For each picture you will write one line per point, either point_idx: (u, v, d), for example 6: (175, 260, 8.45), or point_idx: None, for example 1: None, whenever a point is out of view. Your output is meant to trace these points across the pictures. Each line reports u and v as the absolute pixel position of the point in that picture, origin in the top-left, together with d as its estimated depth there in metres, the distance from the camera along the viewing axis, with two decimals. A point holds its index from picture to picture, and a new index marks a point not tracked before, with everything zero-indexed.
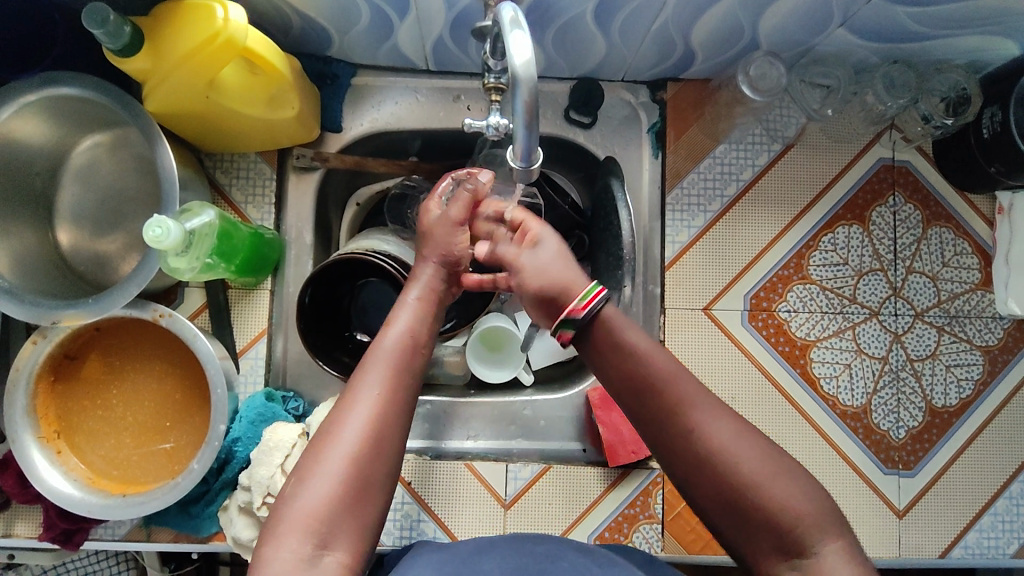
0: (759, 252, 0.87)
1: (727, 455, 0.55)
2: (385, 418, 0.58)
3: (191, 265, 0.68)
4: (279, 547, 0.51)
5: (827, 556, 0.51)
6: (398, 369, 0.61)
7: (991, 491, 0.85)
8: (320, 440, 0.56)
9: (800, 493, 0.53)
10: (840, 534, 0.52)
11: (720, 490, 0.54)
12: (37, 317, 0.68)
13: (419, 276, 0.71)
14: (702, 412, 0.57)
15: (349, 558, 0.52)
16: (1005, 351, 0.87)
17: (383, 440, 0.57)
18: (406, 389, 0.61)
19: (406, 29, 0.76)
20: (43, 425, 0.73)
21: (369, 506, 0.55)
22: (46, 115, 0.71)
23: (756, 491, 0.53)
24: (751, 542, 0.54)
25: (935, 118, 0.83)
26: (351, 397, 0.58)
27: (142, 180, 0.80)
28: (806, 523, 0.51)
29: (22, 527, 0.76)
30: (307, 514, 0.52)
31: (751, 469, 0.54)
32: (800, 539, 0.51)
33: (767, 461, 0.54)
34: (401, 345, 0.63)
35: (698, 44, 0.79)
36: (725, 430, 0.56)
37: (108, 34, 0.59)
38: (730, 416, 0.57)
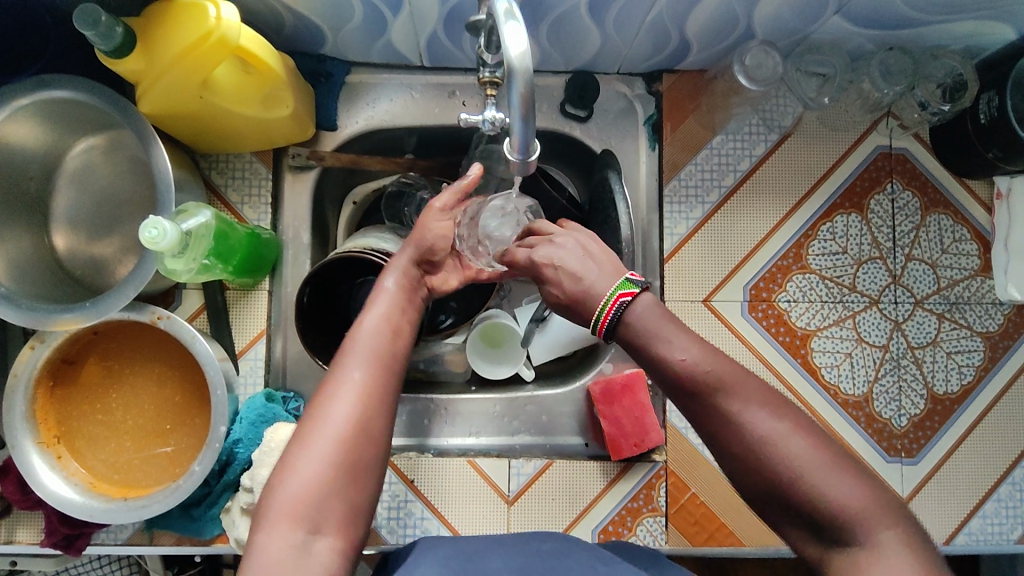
0: (758, 242, 0.87)
1: (773, 447, 0.50)
2: (370, 404, 0.57)
3: (188, 266, 0.68)
4: (272, 535, 0.50)
5: (883, 544, 0.47)
6: (379, 355, 0.61)
7: (994, 476, 0.85)
8: (306, 428, 0.56)
9: (850, 481, 0.48)
10: (893, 522, 0.47)
11: (762, 484, 0.50)
12: (35, 321, 0.68)
13: (393, 266, 0.70)
14: (742, 403, 0.52)
15: (340, 543, 0.52)
16: (1006, 337, 0.87)
17: (369, 425, 0.56)
18: (392, 373, 0.61)
19: (400, 25, 0.75)
20: (42, 430, 0.73)
21: (360, 489, 0.55)
22: (38, 119, 0.70)
23: (801, 483, 0.49)
24: (790, 531, 0.51)
25: (931, 105, 0.83)
26: (335, 384, 0.58)
27: (137, 183, 0.79)
28: (859, 514, 0.47)
29: (24, 533, 0.76)
30: (295, 500, 0.51)
31: (803, 461, 0.49)
32: (847, 531, 0.47)
33: (812, 448, 0.49)
34: (383, 332, 0.63)
35: (693, 35, 0.79)
36: (769, 422, 0.50)
37: (100, 34, 0.59)
38: (775, 406, 0.51)
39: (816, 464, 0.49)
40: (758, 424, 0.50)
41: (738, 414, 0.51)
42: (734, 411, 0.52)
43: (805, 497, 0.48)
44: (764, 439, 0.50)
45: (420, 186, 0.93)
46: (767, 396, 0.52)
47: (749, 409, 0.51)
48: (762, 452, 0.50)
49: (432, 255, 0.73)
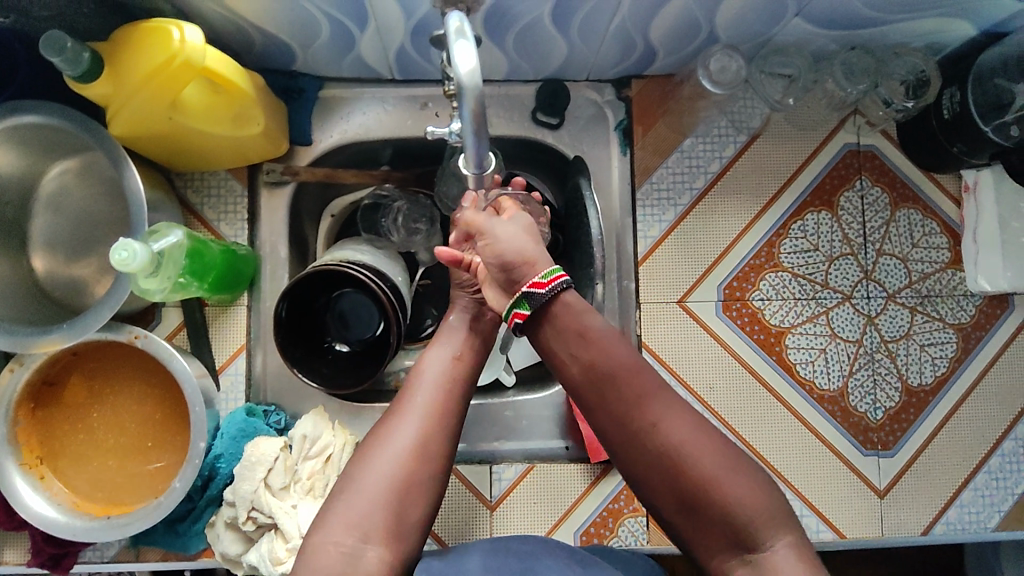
0: (730, 242, 0.88)
1: (685, 452, 0.56)
2: (432, 425, 0.60)
3: (162, 285, 0.69)
4: (328, 538, 0.54)
5: (777, 550, 0.54)
6: (447, 381, 0.64)
7: (970, 466, 0.86)
8: (369, 446, 0.59)
9: (749, 488, 0.55)
10: (789, 529, 0.55)
11: (667, 480, 0.56)
12: (13, 344, 0.68)
13: (455, 302, 0.72)
14: (659, 408, 0.57)
15: (389, 556, 0.55)
16: (978, 327, 0.89)
17: (431, 445, 0.59)
18: (457, 396, 0.63)
19: (368, 40, 0.76)
20: (25, 452, 0.74)
21: (415, 504, 0.57)
22: (12, 145, 0.71)
23: (708, 486, 0.55)
24: (693, 531, 0.57)
25: (895, 102, 0.85)
26: (399, 407, 0.61)
27: (113, 203, 0.80)
28: (758, 518, 0.54)
29: (11, 554, 0.77)
30: (354, 512, 0.55)
31: (711, 469, 0.55)
32: (749, 535, 0.54)
33: (717, 455, 0.56)
34: (451, 359, 0.66)
35: (658, 41, 0.80)
36: (683, 429, 0.57)
37: (66, 61, 0.60)
38: (685, 412, 0.58)
39: (722, 471, 0.56)
40: (670, 432, 0.57)
41: (657, 419, 0.57)
42: (655, 415, 0.57)
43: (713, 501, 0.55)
44: (677, 445, 0.56)
45: (395, 199, 0.95)
46: (680, 403, 0.58)
47: (666, 415, 0.57)
48: (677, 457, 0.56)
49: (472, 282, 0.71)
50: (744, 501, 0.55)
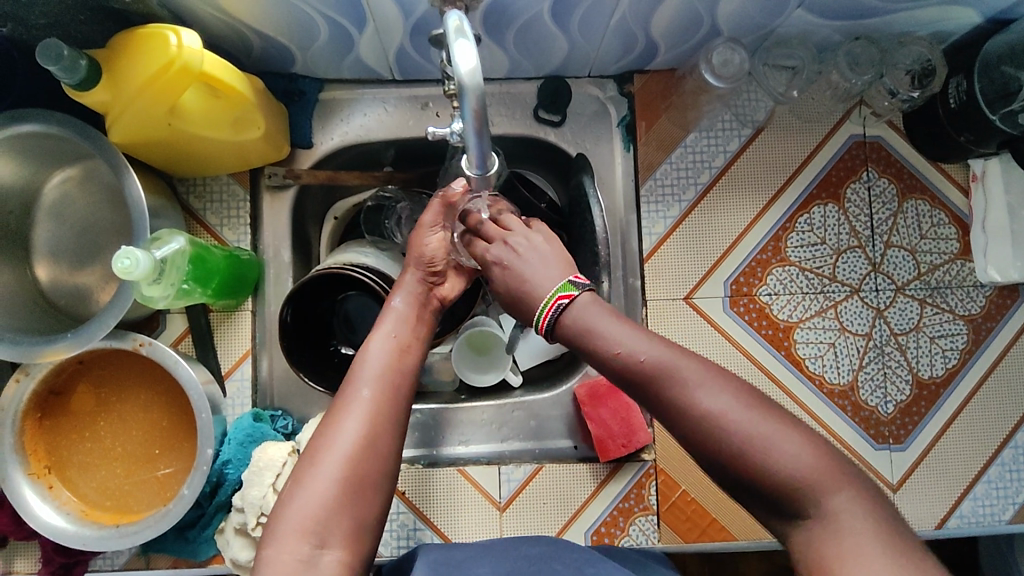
0: (736, 237, 0.87)
1: (718, 423, 0.50)
2: (377, 421, 0.59)
3: (165, 292, 0.68)
4: (280, 548, 0.51)
5: (837, 510, 0.47)
6: (389, 374, 0.63)
7: (983, 458, 0.85)
8: (315, 446, 0.57)
9: (799, 449, 0.48)
10: (844, 486, 0.48)
11: (712, 456, 0.50)
12: (18, 354, 0.68)
13: (402, 284, 0.72)
14: (683, 382, 0.52)
15: (349, 557, 0.53)
16: (989, 318, 0.88)
17: (378, 443, 0.58)
18: (402, 389, 0.62)
19: (367, 41, 0.76)
20: (33, 461, 0.74)
21: (366, 505, 0.55)
22: (13, 154, 0.71)
23: (748, 457, 0.49)
24: (757, 505, 0.51)
25: (901, 92, 0.83)
26: (342, 404, 0.59)
27: (116, 211, 0.80)
28: (808, 483, 0.48)
29: (22, 563, 0.77)
30: (305, 515, 0.52)
31: (755, 433, 0.49)
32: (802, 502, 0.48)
33: (757, 418, 0.49)
34: (390, 352, 0.65)
35: (660, 35, 0.79)
36: (713, 398, 0.51)
37: (64, 69, 0.59)
38: (715, 377, 0.52)
39: (762, 437, 0.49)
40: (703, 399, 0.51)
41: (682, 395, 0.52)
42: (680, 391, 0.52)
43: (757, 469, 0.49)
44: (708, 417, 0.50)
45: (398, 200, 0.94)
46: (709, 371, 0.52)
47: (696, 386, 0.51)
48: (713, 427, 0.50)
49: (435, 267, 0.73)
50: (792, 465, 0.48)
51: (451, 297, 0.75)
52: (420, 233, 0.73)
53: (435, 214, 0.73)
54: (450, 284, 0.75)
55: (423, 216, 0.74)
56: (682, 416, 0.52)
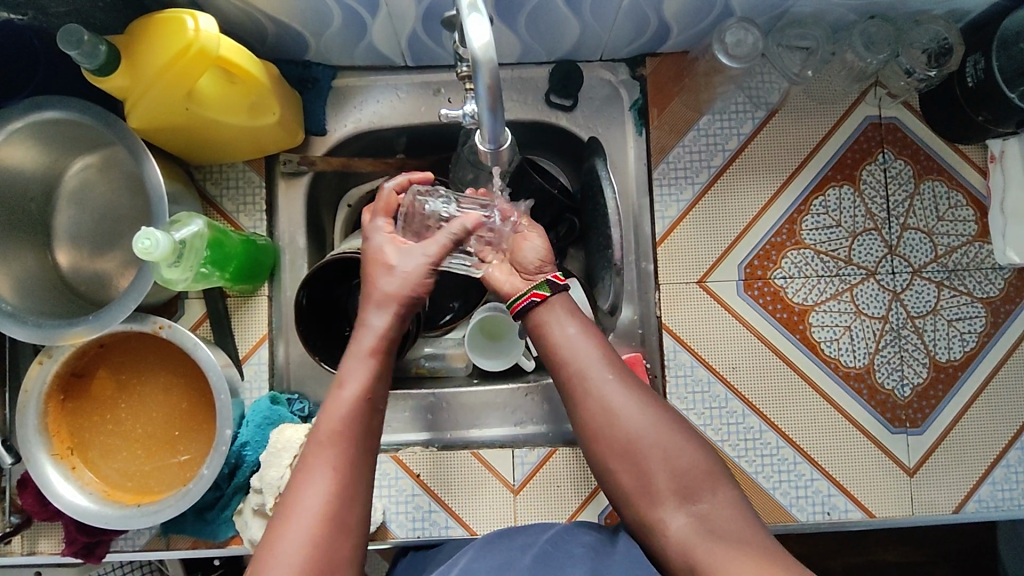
0: (750, 220, 0.87)
1: (628, 414, 0.61)
2: (336, 498, 0.55)
3: (184, 276, 0.69)
4: None
5: (721, 498, 0.59)
6: (345, 436, 0.57)
7: (1002, 442, 0.85)
8: (270, 532, 0.53)
9: (694, 447, 0.60)
10: (729, 483, 0.60)
11: (611, 440, 0.61)
12: (42, 337, 0.69)
13: (364, 321, 0.63)
14: (600, 372, 0.62)
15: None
16: (1008, 301, 0.87)
17: (342, 519, 0.54)
18: (358, 453, 0.57)
19: (380, 26, 0.76)
20: (56, 443, 0.75)
21: None
22: (34, 141, 0.72)
23: (654, 445, 0.60)
24: (644, 501, 0.60)
25: (917, 72, 0.81)
26: (297, 484, 0.55)
27: (134, 197, 0.81)
28: (699, 473, 0.59)
29: (46, 543, 0.78)
30: None
31: (644, 424, 0.61)
32: (695, 490, 0.59)
33: (661, 419, 0.61)
34: (342, 408, 0.58)
35: (672, 16, 0.79)
36: (628, 394, 0.62)
37: (84, 53, 0.60)
38: (626, 374, 0.63)
39: (665, 430, 0.60)
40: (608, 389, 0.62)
41: (603, 385, 0.62)
42: (600, 382, 0.62)
43: (649, 452, 0.60)
44: (616, 409, 0.61)
45: None
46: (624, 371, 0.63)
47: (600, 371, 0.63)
48: (612, 413, 0.61)
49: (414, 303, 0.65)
50: (691, 459, 0.60)
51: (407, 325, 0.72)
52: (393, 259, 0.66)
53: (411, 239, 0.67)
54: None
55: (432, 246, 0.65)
56: (603, 406, 0.61)
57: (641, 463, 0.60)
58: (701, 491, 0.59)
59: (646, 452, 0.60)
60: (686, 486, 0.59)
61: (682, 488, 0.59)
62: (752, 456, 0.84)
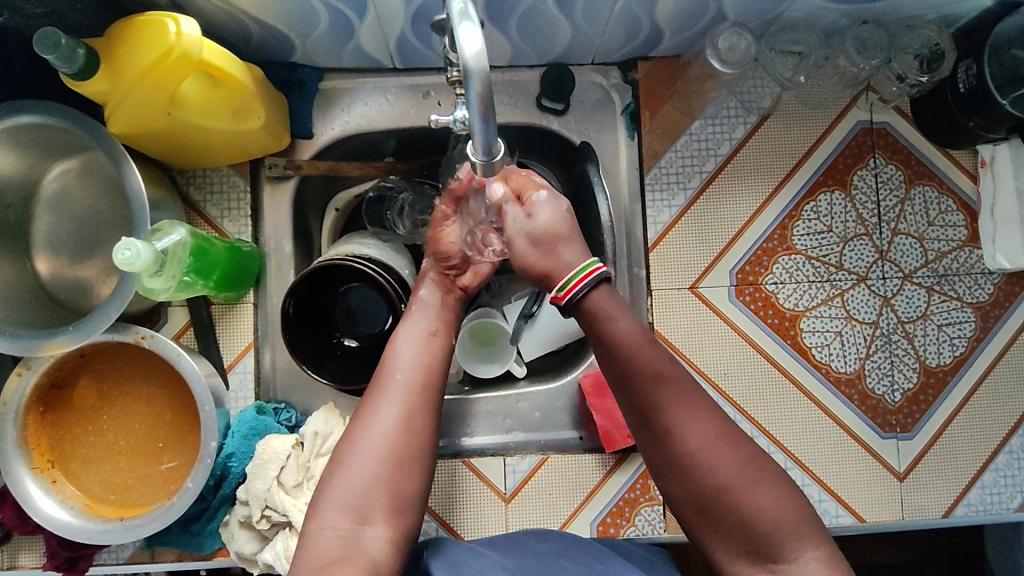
0: (741, 226, 0.86)
1: (708, 458, 0.57)
2: (412, 405, 0.63)
3: (166, 284, 0.68)
4: (325, 521, 0.57)
5: (806, 563, 0.54)
6: (423, 361, 0.66)
7: (990, 446, 0.85)
8: (355, 429, 0.62)
9: (776, 495, 0.56)
10: (819, 542, 0.55)
11: (692, 487, 0.58)
12: (20, 348, 0.68)
13: (425, 276, 0.75)
14: (677, 411, 0.59)
15: (391, 531, 0.58)
16: (997, 306, 0.87)
17: (415, 422, 0.62)
18: (434, 377, 0.66)
19: (368, 28, 0.75)
20: (35, 456, 0.73)
21: (406, 477, 0.60)
22: (10, 146, 0.70)
23: (732, 496, 0.56)
24: (720, 546, 0.57)
25: (909, 77, 0.81)
26: (378, 392, 0.64)
27: (115, 203, 0.79)
28: (783, 530, 0.55)
29: (26, 558, 0.77)
30: (349, 494, 0.58)
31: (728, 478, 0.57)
32: (776, 547, 0.55)
33: (743, 464, 0.57)
34: (422, 339, 0.68)
35: (664, 20, 0.78)
36: (705, 434, 0.58)
37: (61, 58, 0.58)
38: (708, 414, 0.59)
39: (745, 480, 0.56)
40: (691, 434, 0.58)
41: (676, 423, 0.59)
42: (675, 418, 0.59)
43: (733, 507, 0.56)
44: (693, 453, 0.58)
45: (400, 190, 0.93)
46: (703, 406, 0.60)
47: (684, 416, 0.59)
48: (692, 460, 0.58)
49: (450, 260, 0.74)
50: (769, 511, 0.55)
51: (472, 286, 0.76)
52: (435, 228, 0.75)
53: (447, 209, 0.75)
54: (472, 274, 0.76)
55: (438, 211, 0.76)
56: (670, 443, 0.59)
57: (715, 511, 0.57)
58: (777, 548, 0.55)
59: (722, 501, 0.56)
60: (762, 547, 0.55)
61: (764, 549, 0.55)
62: None
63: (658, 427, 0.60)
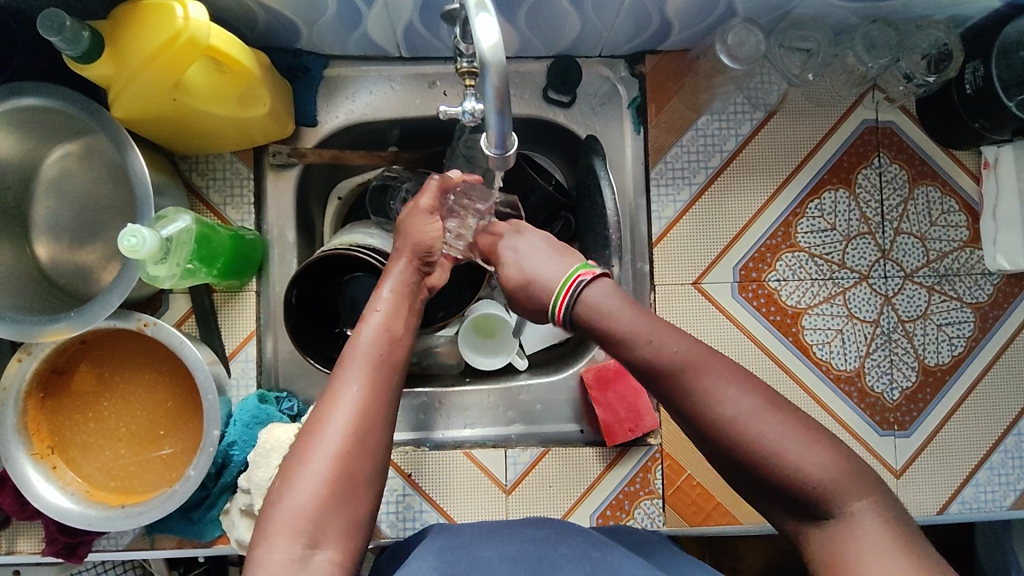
0: (747, 221, 0.86)
1: (747, 424, 0.53)
2: (365, 419, 0.58)
3: (171, 272, 0.67)
4: (272, 549, 0.52)
5: (855, 515, 0.51)
6: (379, 364, 0.62)
7: (986, 445, 0.86)
8: (307, 440, 0.57)
9: (821, 452, 0.52)
10: (865, 491, 0.52)
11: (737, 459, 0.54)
12: (20, 333, 0.67)
13: (392, 272, 0.71)
14: (708, 381, 0.55)
15: (340, 556, 0.54)
16: (996, 306, 0.88)
17: (367, 439, 0.57)
18: (390, 384, 0.62)
19: (375, 16, 0.74)
20: (35, 442, 0.73)
21: (358, 500, 0.56)
22: (10, 128, 0.69)
23: (775, 459, 0.52)
24: (770, 509, 0.55)
25: (916, 77, 0.82)
26: (333, 394, 0.59)
27: (117, 187, 0.78)
28: (831, 487, 0.51)
29: (25, 543, 0.76)
30: (295, 517, 0.53)
31: (773, 439, 0.52)
32: (822, 504, 0.52)
33: (783, 425, 0.53)
34: (380, 339, 0.64)
35: (675, 15, 0.77)
36: (741, 402, 0.54)
37: (66, 40, 0.58)
38: (742, 381, 0.55)
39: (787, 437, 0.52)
40: (729, 402, 0.54)
41: (711, 393, 0.55)
42: (704, 387, 0.55)
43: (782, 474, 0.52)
44: (741, 419, 0.53)
45: (405, 180, 0.92)
46: (734, 371, 0.56)
47: (719, 385, 0.55)
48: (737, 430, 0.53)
49: (430, 256, 0.73)
50: (814, 467, 0.52)
51: (437, 287, 0.76)
52: (416, 218, 0.73)
53: (431, 200, 0.74)
54: (437, 273, 0.76)
55: (418, 201, 0.74)
56: (707, 412, 0.55)
57: (761, 478, 0.53)
58: (821, 503, 0.52)
59: (769, 466, 0.52)
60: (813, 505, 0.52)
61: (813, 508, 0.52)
62: None
63: (693, 399, 0.55)
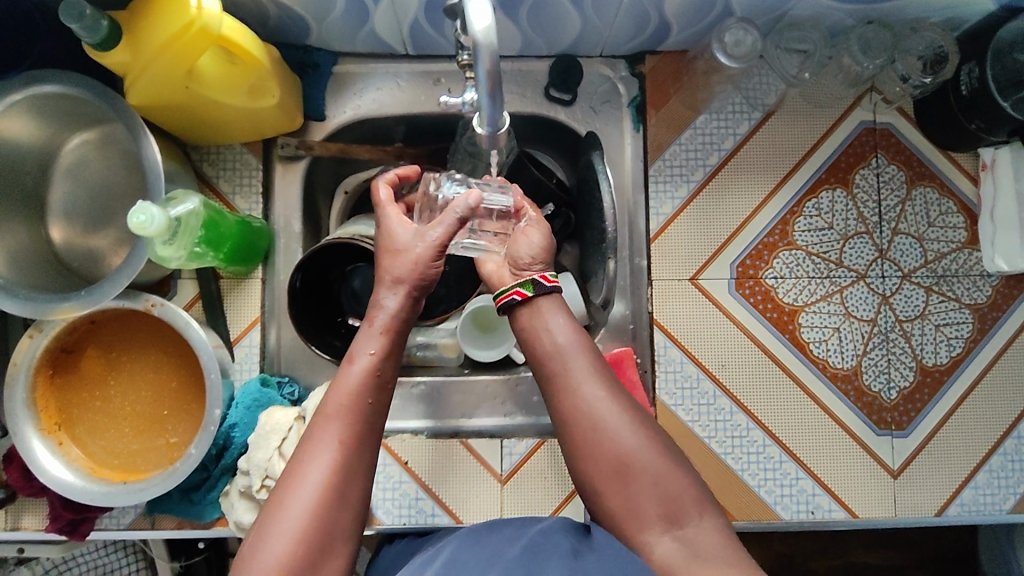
0: (745, 219, 0.88)
1: (608, 426, 0.61)
2: (339, 476, 0.57)
3: (178, 253, 0.70)
4: None
5: (705, 528, 0.58)
6: (360, 414, 0.60)
7: (987, 447, 0.86)
8: (279, 496, 0.56)
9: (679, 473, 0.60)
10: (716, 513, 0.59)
11: (597, 458, 0.61)
12: (32, 311, 0.69)
13: (378, 305, 0.68)
14: (587, 384, 0.63)
15: None
16: (994, 308, 0.88)
17: (341, 494, 0.57)
18: (369, 437, 0.60)
19: (382, 14, 0.77)
20: (43, 418, 0.75)
21: (331, 558, 0.56)
22: (32, 114, 0.72)
23: (634, 466, 0.59)
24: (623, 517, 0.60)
25: (913, 78, 0.83)
26: (306, 452, 0.58)
27: (130, 174, 0.81)
28: (686, 495, 0.58)
29: (29, 520, 0.78)
30: None
31: (630, 445, 0.60)
32: (679, 510, 0.58)
33: (646, 440, 0.61)
34: (362, 389, 0.61)
35: (673, 15, 0.79)
36: (610, 406, 0.62)
37: (85, 28, 0.61)
38: (618, 394, 0.63)
39: (646, 450, 0.60)
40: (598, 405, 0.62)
41: (590, 397, 0.62)
42: (581, 392, 0.63)
43: (639, 476, 0.59)
44: (605, 421, 0.61)
45: None
46: (612, 385, 0.64)
47: (594, 393, 0.63)
48: (598, 429, 0.61)
49: None
50: (664, 475, 0.59)
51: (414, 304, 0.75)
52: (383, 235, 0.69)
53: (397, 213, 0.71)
54: None
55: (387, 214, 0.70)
56: (582, 410, 0.62)
57: (615, 480, 0.60)
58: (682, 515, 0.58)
59: (625, 467, 0.60)
60: (671, 510, 0.58)
61: (668, 510, 0.58)
62: (740, 455, 0.85)
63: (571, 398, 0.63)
